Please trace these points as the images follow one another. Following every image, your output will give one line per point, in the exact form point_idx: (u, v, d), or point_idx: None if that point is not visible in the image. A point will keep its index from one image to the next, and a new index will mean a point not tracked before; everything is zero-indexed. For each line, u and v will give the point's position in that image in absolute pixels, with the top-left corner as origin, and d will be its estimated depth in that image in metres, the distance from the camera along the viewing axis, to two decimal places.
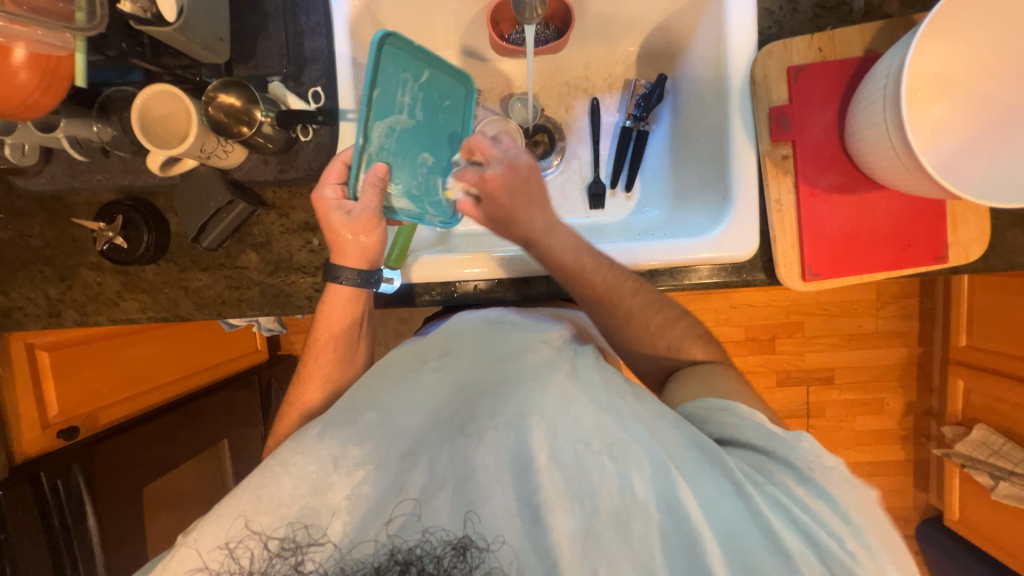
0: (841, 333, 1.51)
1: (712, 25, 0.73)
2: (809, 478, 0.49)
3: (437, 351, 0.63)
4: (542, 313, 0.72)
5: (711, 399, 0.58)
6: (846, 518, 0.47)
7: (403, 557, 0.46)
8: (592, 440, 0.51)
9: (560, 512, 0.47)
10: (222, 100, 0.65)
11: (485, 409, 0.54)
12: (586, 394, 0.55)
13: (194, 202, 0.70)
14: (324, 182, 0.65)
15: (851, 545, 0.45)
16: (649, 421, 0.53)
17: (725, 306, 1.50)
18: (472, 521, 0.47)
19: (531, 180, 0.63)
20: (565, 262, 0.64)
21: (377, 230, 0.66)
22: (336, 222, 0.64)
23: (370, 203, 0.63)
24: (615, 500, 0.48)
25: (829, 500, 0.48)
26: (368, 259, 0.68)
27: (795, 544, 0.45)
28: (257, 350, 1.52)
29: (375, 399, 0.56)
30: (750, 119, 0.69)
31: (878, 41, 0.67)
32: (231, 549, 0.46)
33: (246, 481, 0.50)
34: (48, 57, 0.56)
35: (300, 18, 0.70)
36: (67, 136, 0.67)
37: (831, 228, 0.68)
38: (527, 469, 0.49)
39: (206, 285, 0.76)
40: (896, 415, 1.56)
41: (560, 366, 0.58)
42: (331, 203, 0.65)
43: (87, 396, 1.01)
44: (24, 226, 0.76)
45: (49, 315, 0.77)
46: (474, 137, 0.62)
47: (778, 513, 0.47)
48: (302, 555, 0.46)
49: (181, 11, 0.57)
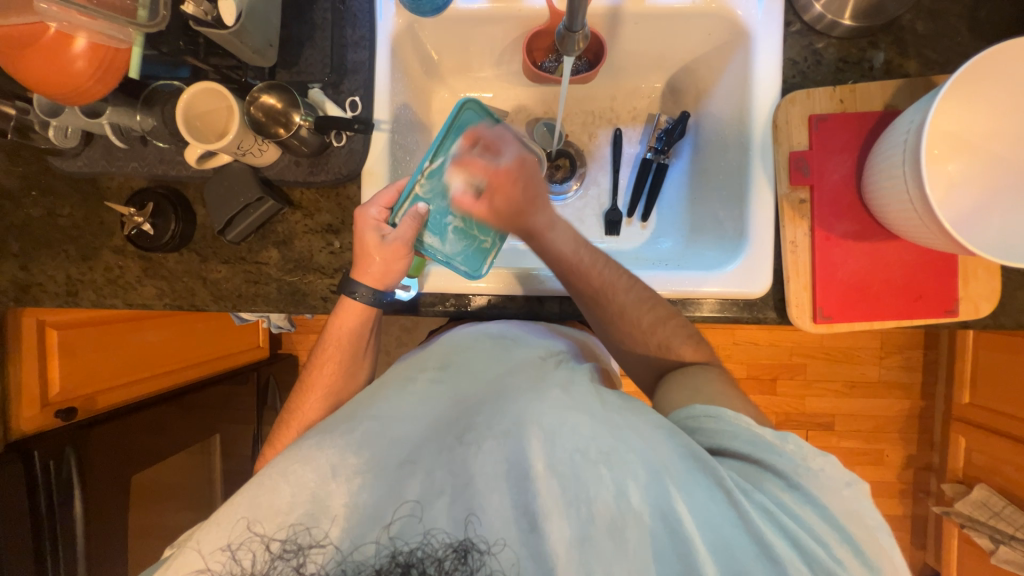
0: (843, 379, 1.51)
1: (738, 71, 0.76)
2: (797, 485, 0.48)
3: (437, 363, 0.64)
4: (543, 329, 0.72)
5: (697, 406, 0.56)
6: (835, 525, 0.46)
7: (404, 560, 0.45)
8: (589, 450, 0.50)
9: (555, 517, 0.47)
10: (263, 101, 0.68)
11: (485, 418, 0.54)
12: (583, 405, 0.54)
13: (223, 195, 0.72)
14: (372, 202, 0.67)
15: (837, 551, 0.45)
16: (646, 432, 0.52)
17: (728, 342, 1.51)
18: (473, 526, 0.47)
19: (539, 177, 0.68)
20: (565, 254, 0.66)
21: (405, 260, 0.67)
22: (369, 241, 0.66)
23: (405, 233, 0.65)
24: (611, 510, 0.47)
25: (817, 506, 0.47)
26: (388, 282, 0.67)
27: (786, 552, 0.44)
28: (260, 346, 1.52)
29: (370, 407, 0.57)
30: (770, 162, 0.72)
31: (897, 98, 0.70)
32: (233, 551, 0.46)
33: (244, 487, 0.50)
34: (107, 49, 0.58)
35: (346, 31, 0.74)
36: (111, 123, 0.70)
37: (844, 272, 0.69)
38: (525, 476, 0.49)
39: (224, 278, 0.77)
40: (896, 468, 1.54)
41: (558, 379, 0.58)
42: (371, 222, 0.66)
43: (88, 378, 1.02)
44: (55, 204, 0.78)
45: (67, 293, 0.78)
46: (481, 129, 0.66)
47: (766, 519, 0.46)
48: (302, 557, 0.46)
49: (240, 15, 0.60)
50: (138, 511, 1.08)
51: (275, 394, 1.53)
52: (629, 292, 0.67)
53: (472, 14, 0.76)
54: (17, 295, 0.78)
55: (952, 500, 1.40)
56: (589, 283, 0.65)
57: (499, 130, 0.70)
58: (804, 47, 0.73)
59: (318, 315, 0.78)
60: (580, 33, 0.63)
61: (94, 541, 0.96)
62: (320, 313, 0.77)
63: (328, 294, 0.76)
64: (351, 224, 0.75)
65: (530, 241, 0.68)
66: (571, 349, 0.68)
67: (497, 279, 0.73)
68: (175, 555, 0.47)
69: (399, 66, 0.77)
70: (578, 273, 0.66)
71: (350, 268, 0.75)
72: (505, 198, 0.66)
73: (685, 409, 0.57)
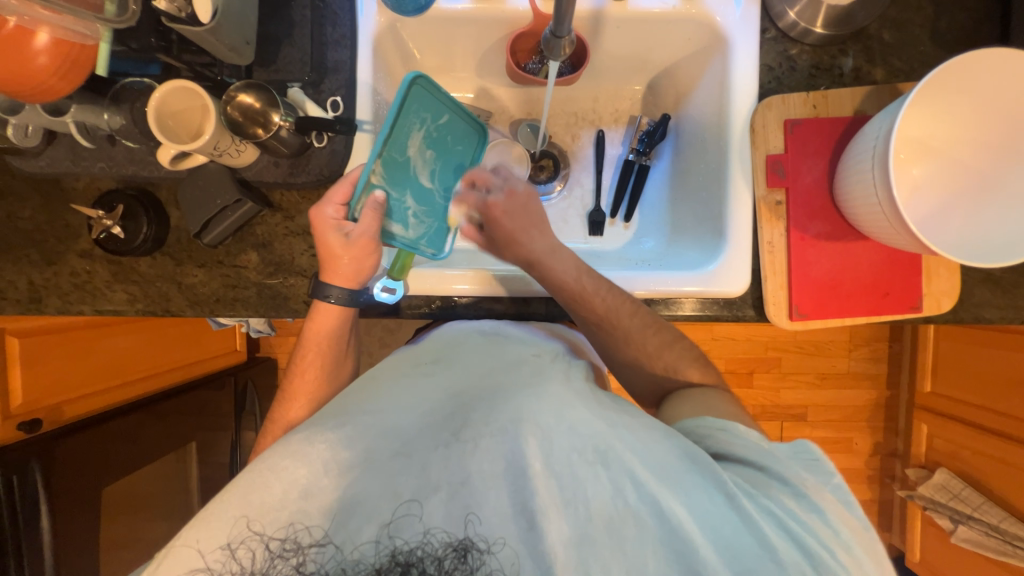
0: (816, 372, 1.57)
1: (716, 76, 0.78)
2: (803, 494, 0.49)
3: (430, 357, 0.65)
4: (535, 328, 0.72)
5: (708, 419, 0.59)
6: (838, 533, 0.47)
7: (403, 559, 0.45)
8: (585, 450, 0.50)
9: (554, 516, 0.47)
10: (240, 100, 0.67)
11: (481, 416, 0.54)
12: (581, 402, 0.55)
13: (198, 197, 0.70)
14: (326, 201, 0.66)
15: (842, 557, 0.46)
16: (641, 431, 0.53)
17: (708, 338, 1.55)
18: (472, 524, 0.47)
19: (530, 205, 0.72)
20: (567, 282, 0.67)
21: (374, 254, 0.67)
22: (333, 242, 0.65)
23: (369, 227, 0.65)
24: (609, 509, 0.48)
25: (821, 514, 0.48)
26: (359, 280, 0.68)
27: (791, 556, 0.45)
28: (237, 350, 1.48)
29: (364, 404, 0.56)
30: (748, 165, 0.74)
31: (866, 103, 0.73)
32: (233, 550, 0.45)
33: (238, 480, 0.49)
34: (71, 44, 0.55)
35: (325, 29, 0.72)
36: (76, 122, 0.66)
37: (818, 271, 0.72)
38: (522, 474, 0.49)
39: (201, 282, 0.74)
40: (864, 455, 1.61)
41: (554, 375, 0.59)
42: (330, 223, 0.65)
43: (53, 387, 0.97)
44: (15, 207, 0.74)
45: (29, 301, 0.75)
46: (476, 170, 0.72)
47: (772, 523, 0.47)
48: (302, 555, 0.45)
49: (216, 12, 0.57)
50: (110, 524, 1.03)
51: (253, 399, 1.49)
52: (616, 290, 0.68)
53: (455, 14, 0.76)
54: None
55: (915, 485, 1.47)
56: (599, 302, 0.67)
57: (449, 108, 0.70)
58: (779, 53, 0.76)
59: (300, 319, 0.76)
60: (566, 39, 0.64)
61: (63, 557, 0.92)
62: (302, 317, 0.76)
63: (310, 298, 0.74)
64: None
65: (531, 270, 0.70)
66: (565, 348, 0.68)
67: (483, 279, 0.73)
68: (169, 548, 0.45)
69: (381, 66, 0.76)
70: (583, 300, 0.67)
71: None
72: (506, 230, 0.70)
73: (696, 421, 0.59)
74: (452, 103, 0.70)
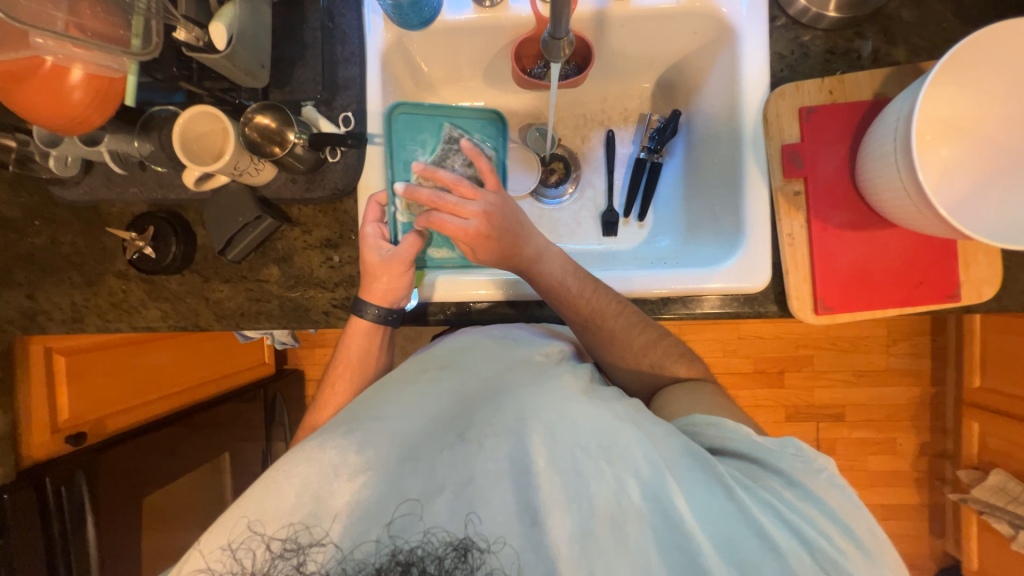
0: (852, 369, 1.50)
1: (726, 68, 0.77)
2: (796, 484, 0.52)
3: (438, 363, 0.63)
4: (538, 329, 0.72)
5: (697, 415, 0.59)
6: (834, 519, 0.49)
7: (403, 559, 0.46)
8: (589, 445, 0.51)
9: (557, 514, 0.48)
10: (258, 121, 0.69)
11: (485, 415, 0.54)
12: (585, 397, 0.56)
13: (222, 216, 0.73)
14: (364, 222, 0.70)
15: (839, 541, 0.48)
16: (646, 427, 0.53)
17: (733, 338, 1.51)
18: (472, 524, 0.48)
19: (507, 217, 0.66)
20: (555, 284, 0.67)
21: (406, 276, 0.68)
22: (371, 260, 0.67)
23: (405, 252, 0.67)
24: (612, 504, 0.49)
25: (815, 502, 0.50)
26: (394, 300, 0.70)
27: (788, 542, 0.48)
28: (265, 363, 1.53)
29: (375, 409, 0.56)
30: (762, 156, 0.72)
31: (887, 85, 0.70)
32: (233, 550, 0.47)
33: (252, 486, 0.50)
34: (103, 78, 0.59)
35: (336, 48, 0.75)
36: (109, 150, 0.71)
37: (844, 261, 0.69)
38: (526, 473, 0.49)
39: (227, 297, 0.77)
40: (909, 456, 1.53)
41: (561, 373, 0.59)
42: (371, 241, 0.69)
43: (97, 402, 1.02)
44: (58, 232, 0.79)
45: (72, 320, 0.80)
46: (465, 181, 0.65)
47: (769, 513, 0.49)
48: (303, 556, 0.46)
49: (231, 38, 0.60)
50: (151, 534, 1.08)
51: (282, 410, 1.53)
52: (600, 290, 0.67)
53: (460, 25, 0.77)
54: (24, 323, 0.80)
55: (968, 487, 1.38)
56: (584, 304, 0.66)
57: (441, 118, 0.73)
58: (791, 40, 0.74)
59: (321, 329, 0.79)
60: (564, 40, 0.63)
61: (108, 566, 0.96)
62: (322, 327, 0.78)
63: (330, 309, 0.77)
64: (350, 238, 0.76)
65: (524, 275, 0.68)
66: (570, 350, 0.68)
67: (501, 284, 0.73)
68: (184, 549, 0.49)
69: (390, 80, 0.78)
70: (569, 301, 0.67)
71: (350, 281, 0.76)
72: (483, 248, 0.65)
73: (685, 418, 0.60)
74: (442, 113, 0.73)
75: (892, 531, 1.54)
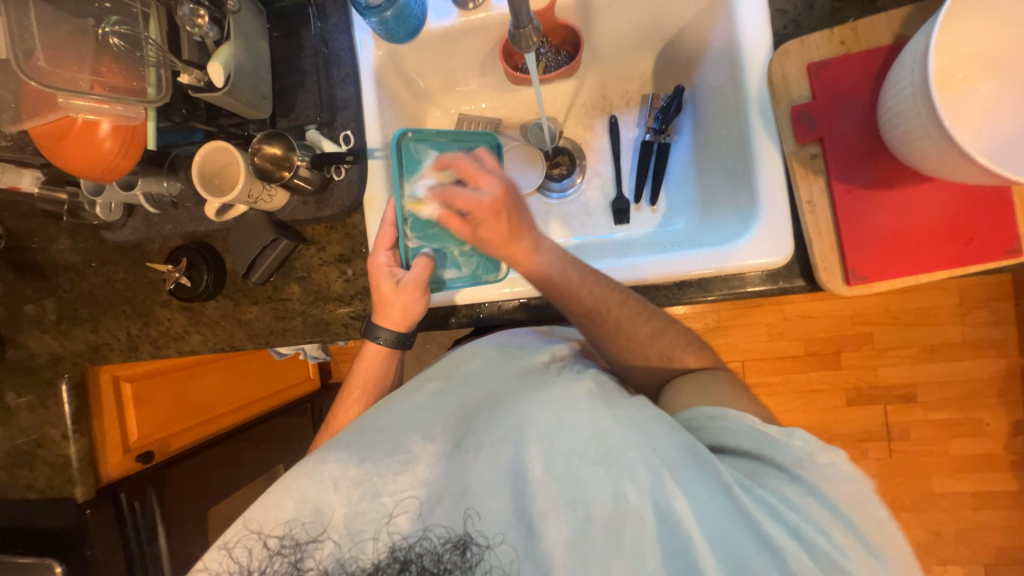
0: (920, 344, 1.36)
1: (724, 31, 0.72)
2: (799, 478, 0.50)
3: (441, 375, 0.64)
4: (535, 332, 0.73)
5: (701, 408, 0.58)
6: (836, 512, 0.48)
7: (402, 555, 0.48)
8: (586, 452, 0.51)
9: (552, 518, 0.49)
10: (266, 151, 0.73)
11: (484, 423, 0.56)
12: (584, 405, 0.55)
13: (244, 241, 0.78)
14: (377, 250, 0.71)
15: (841, 539, 0.47)
16: (644, 426, 0.53)
17: (778, 319, 1.41)
18: (472, 522, 0.49)
19: (520, 204, 0.63)
20: (554, 275, 0.64)
21: (421, 300, 0.70)
22: (385, 288, 0.69)
23: (419, 276, 0.68)
24: (608, 508, 0.49)
25: (817, 496, 0.49)
26: (409, 324, 0.71)
27: (788, 543, 0.46)
28: (309, 378, 1.60)
29: (377, 419, 0.58)
30: (771, 121, 0.67)
31: (908, 26, 0.63)
32: (230, 550, 0.50)
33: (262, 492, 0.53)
34: (127, 128, 0.65)
35: (331, 72, 0.78)
36: (144, 193, 0.78)
37: (876, 225, 0.63)
38: (522, 480, 0.51)
39: (256, 317, 0.83)
40: (1000, 437, 1.36)
41: (557, 380, 0.59)
42: (384, 269, 0.70)
43: (161, 423, 1.12)
44: (111, 271, 0.88)
45: (129, 348, 0.88)
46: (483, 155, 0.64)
47: (768, 513, 0.48)
48: (302, 552, 0.49)
49: (229, 76, 0.65)
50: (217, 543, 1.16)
51: None
52: (606, 284, 0.65)
53: (446, 31, 0.78)
54: (91, 354, 0.90)
55: None
56: (586, 294, 0.64)
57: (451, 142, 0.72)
58: None
59: (344, 341, 0.82)
60: (530, 27, 0.60)
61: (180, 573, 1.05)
62: (344, 339, 0.82)
63: (349, 321, 0.80)
64: (362, 251, 0.79)
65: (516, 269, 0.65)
66: (573, 351, 0.69)
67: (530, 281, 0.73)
68: None
69: (385, 95, 0.80)
70: (569, 294, 0.65)
71: (365, 292, 0.79)
72: (494, 230, 0.62)
73: (689, 411, 0.59)
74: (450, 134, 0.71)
75: (988, 522, 1.38)
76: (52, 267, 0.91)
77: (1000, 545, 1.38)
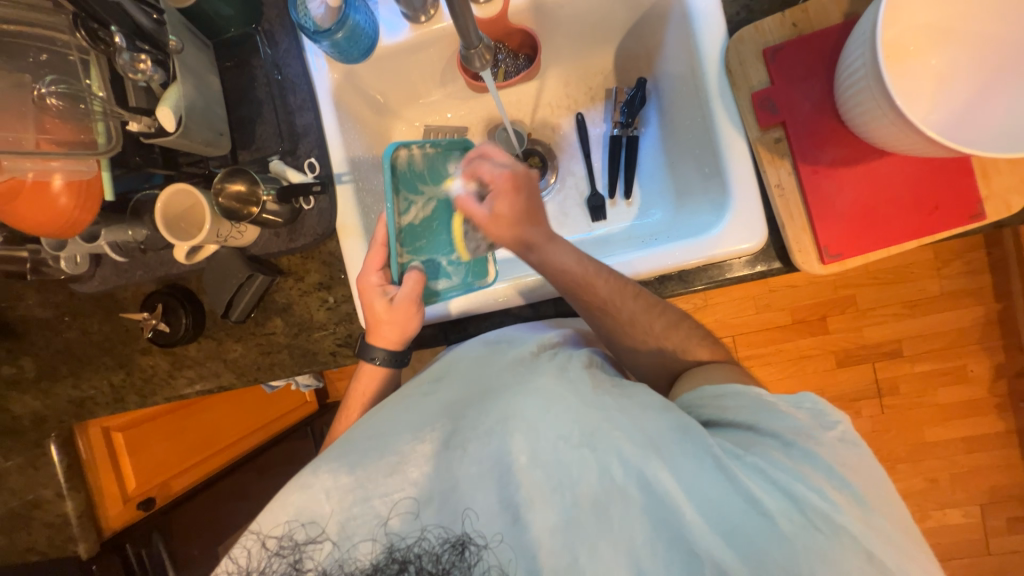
0: (902, 301, 1.39)
1: (679, 23, 0.72)
2: (792, 444, 0.51)
3: (432, 375, 0.65)
4: (539, 324, 0.73)
5: (706, 387, 0.60)
6: (831, 472, 0.49)
7: (399, 556, 0.49)
8: (572, 435, 0.51)
9: (539, 505, 0.49)
10: (229, 190, 0.71)
11: (470, 420, 0.55)
12: (569, 391, 0.55)
13: (218, 281, 0.76)
14: (369, 269, 0.70)
15: (835, 497, 0.47)
16: (632, 410, 0.54)
17: (762, 292, 1.43)
18: (470, 521, 0.50)
19: (532, 187, 0.65)
20: (568, 266, 0.63)
21: (416, 316, 0.69)
22: (379, 307, 0.68)
23: (411, 291, 0.68)
24: (595, 490, 0.49)
25: (808, 459, 0.50)
26: (403, 342, 0.70)
27: (775, 504, 0.47)
28: (308, 402, 1.52)
29: (366, 429, 0.58)
30: (733, 108, 0.66)
31: (857, 3, 0.64)
32: (231, 551, 0.52)
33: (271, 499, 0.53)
34: (80, 182, 0.63)
35: (288, 99, 0.76)
36: (109, 243, 0.76)
37: (843, 203, 0.64)
38: (507, 470, 0.51)
39: (241, 354, 0.81)
40: (985, 382, 1.40)
41: (546, 368, 0.59)
42: (375, 288, 0.69)
43: (160, 466, 1.11)
44: (85, 323, 0.86)
45: (114, 400, 0.87)
46: (488, 145, 0.69)
47: (759, 478, 0.49)
48: (301, 553, 0.50)
49: (180, 118, 0.63)
50: None
51: None
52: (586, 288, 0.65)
53: (400, 46, 0.77)
54: (77, 410, 0.88)
55: None
56: (601, 284, 0.63)
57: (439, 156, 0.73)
58: None
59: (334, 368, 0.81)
60: (480, 47, 0.60)
61: None
62: (333, 367, 0.81)
63: (336, 348, 0.79)
64: (341, 277, 0.78)
65: (531, 254, 0.64)
66: (564, 338, 0.68)
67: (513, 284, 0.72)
68: None
69: (347, 117, 0.79)
70: (584, 285, 0.63)
71: (349, 318, 0.78)
72: (508, 204, 0.63)
73: (694, 392, 0.60)
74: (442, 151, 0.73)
75: (981, 464, 1.42)
76: (23, 327, 0.88)
77: (995, 485, 1.43)
